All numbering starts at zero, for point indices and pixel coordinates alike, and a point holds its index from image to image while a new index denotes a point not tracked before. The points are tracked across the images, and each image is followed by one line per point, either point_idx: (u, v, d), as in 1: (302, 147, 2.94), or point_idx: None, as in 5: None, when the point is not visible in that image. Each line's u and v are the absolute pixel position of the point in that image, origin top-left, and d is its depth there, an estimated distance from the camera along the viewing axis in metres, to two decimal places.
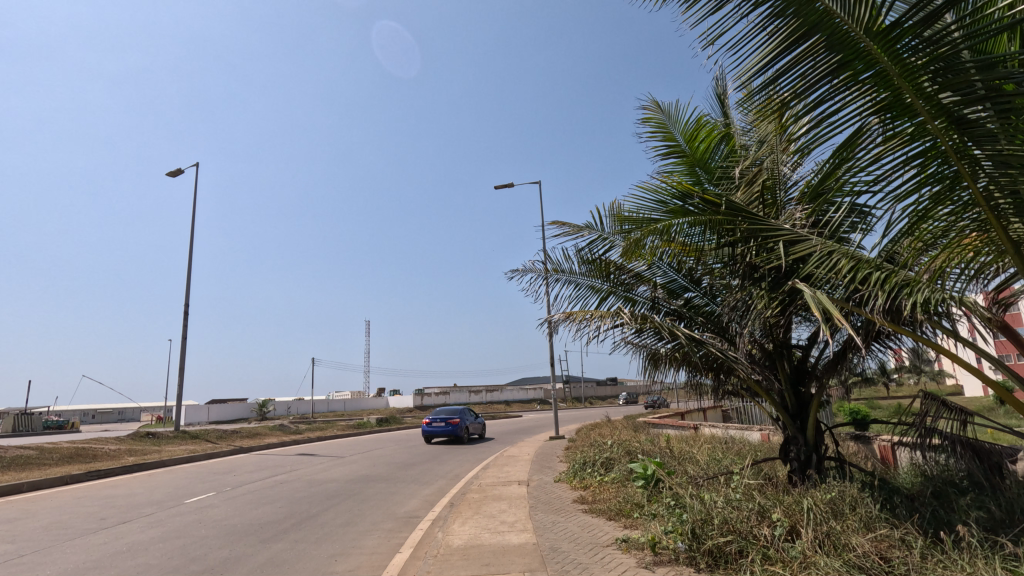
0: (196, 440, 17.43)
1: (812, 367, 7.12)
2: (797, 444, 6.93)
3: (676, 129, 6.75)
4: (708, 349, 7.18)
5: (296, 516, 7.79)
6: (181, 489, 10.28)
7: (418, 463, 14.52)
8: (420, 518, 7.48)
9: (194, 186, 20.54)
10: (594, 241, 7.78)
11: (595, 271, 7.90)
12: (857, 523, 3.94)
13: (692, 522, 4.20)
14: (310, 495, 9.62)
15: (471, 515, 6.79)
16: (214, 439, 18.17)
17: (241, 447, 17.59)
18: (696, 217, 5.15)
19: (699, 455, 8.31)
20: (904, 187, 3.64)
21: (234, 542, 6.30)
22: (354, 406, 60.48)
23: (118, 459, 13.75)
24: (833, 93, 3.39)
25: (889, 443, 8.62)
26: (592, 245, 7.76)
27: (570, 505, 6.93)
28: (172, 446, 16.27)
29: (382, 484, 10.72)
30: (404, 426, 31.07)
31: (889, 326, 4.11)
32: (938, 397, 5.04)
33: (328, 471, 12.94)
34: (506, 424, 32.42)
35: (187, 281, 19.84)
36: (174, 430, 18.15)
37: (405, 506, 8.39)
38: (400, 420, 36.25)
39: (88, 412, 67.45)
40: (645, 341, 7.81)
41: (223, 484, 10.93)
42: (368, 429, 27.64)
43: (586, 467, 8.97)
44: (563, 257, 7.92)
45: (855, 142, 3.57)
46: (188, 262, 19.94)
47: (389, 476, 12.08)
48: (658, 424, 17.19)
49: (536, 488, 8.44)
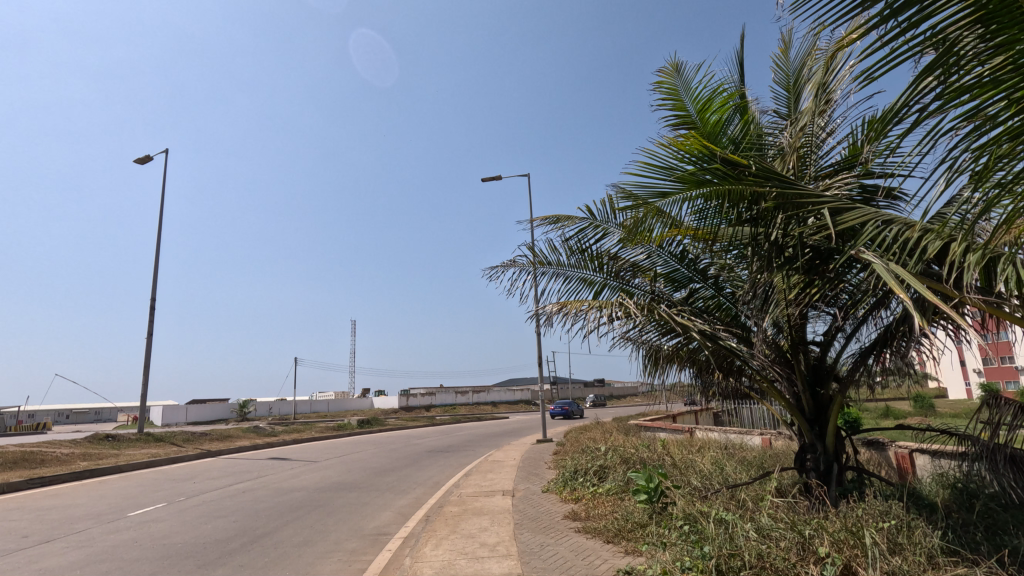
0: (161, 443, 16.35)
1: (832, 366, 6.39)
2: (817, 453, 6.19)
3: (688, 97, 6.00)
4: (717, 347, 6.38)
5: (250, 533, 6.89)
6: (129, 499, 9.29)
7: (397, 468, 13.62)
8: (390, 536, 6.60)
9: (163, 174, 19.41)
10: (584, 228, 6.94)
11: (587, 261, 7.07)
12: (925, 559, 3.17)
13: (716, 557, 3.46)
14: (272, 507, 8.69)
15: (447, 535, 5.94)
16: (181, 441, 17.09)
17: (209, 450, 16.53)
18: (713, 186, 4.25)
19: (703, 464, 7.53)
20: (990, 137, 2.85)
21: (166, 568, 5.40)
22: (338, 407, 59.21)
23: (69, 465, 12.67)
24: (902, 8, 2.61)
25: (907, 450, 7.88)
26: (581, 234, 6.92)
27: (561, 522, 6.09)
28: (132, 449, 15.19)
29: (354, 494, 9.81)
30: (387, 427, 30.14)
31: (984, 306, 3.27)
32: (1019, 403, 4.23)
33: (298, 478, 11.98)
34: (491, 425, 31.53)
35: (153, 275, 18.71)
36: (136, 432, 17.03)
37: (375, 520, 7.51)
38: (384, 421, 35.26)
39: (61, 413, 65.38)
40: (645, 339, 6.99)
41: (178, 493, 9.96)
42: (348, 430, 26.64)
43: (576, 476, 8.15)
44: (550, 247, 7.09)
45: (934, 70, 2.76)
46: (156, 255, 18.78)
47: (363, 483, 11.17)
48: (650, 426, 16.45)
49: (522, 500, 7.60)
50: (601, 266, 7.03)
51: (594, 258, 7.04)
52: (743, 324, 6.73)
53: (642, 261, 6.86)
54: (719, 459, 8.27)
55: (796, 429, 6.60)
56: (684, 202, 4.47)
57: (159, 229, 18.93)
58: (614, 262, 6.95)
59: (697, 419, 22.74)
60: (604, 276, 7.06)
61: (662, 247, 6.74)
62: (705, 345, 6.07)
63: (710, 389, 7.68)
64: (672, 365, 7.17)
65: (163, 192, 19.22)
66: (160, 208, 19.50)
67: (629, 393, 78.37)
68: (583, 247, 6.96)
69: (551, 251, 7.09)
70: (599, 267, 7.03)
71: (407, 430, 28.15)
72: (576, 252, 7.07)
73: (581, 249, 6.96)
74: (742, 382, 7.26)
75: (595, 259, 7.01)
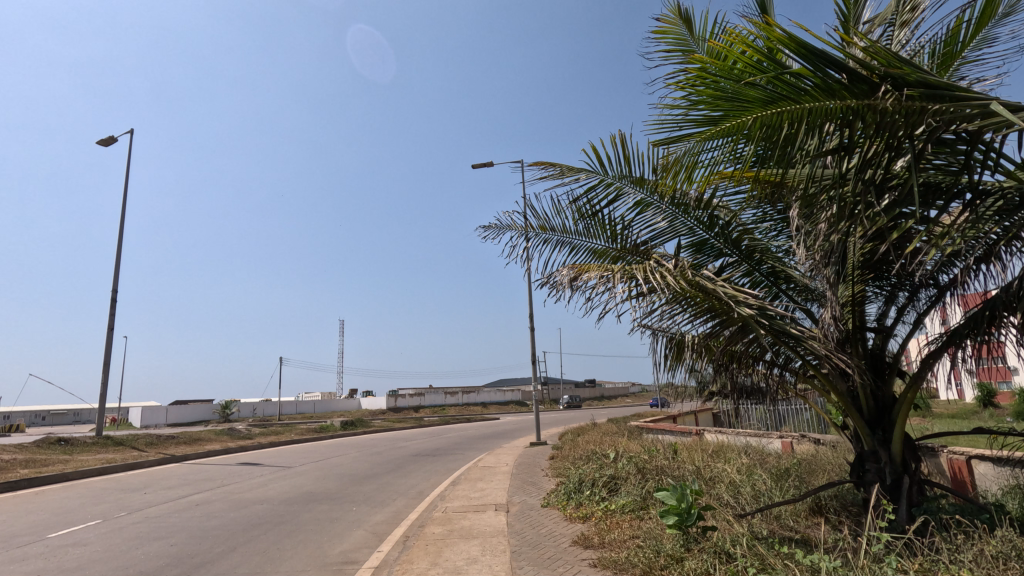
0: (119, 448, 14.93)
1: (896, 356, 5.23)
2: (881, 462, 5.05)
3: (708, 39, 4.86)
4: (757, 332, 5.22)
5: (186, 562, 5.62)
6: (60, 515, 7.97)
7: (379, 475, 12.36)
8: (357, 565, 5.37)
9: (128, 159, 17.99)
10: (593, 187, 5.78)
11: (598, 228, 5.92)
12: None
13: None
14: (225, 525, 7.42)
15: (427, 568, 4.72)
16: (143, 445, 15.68)
17: (174, 455, 15.15)
18: (794, 97, 3.08)
19: (727, 475, 6.43)
20: None
21: None
22: (324, 406, 57.67)
23: (6, 472, 11.26)
24: None
25: (965, 457, 6.81)
26: (591, 193, 5.77)
27: (569, 551, 4.90)
28: (86, 455, 13.77)
29: (324, 507, 8.57)
30: (371, 429, 28.78)
31: None
32: None
33: (265, 486, 10.70)
34: (480, 427, 30.15)
35: (115, 263, 17.27)
36: (94, 436, 15.59)
37: (342, 544, 6.25)
38: (370, 422, 33.95)
39: (36, 413, 63.18)
40: (666, 324, 5.83)
41: (120, 507, 8.61)
42: (330, 433, 25.23)
43: (581, 489, 6.95)
44: (554, 209, 5.95)
45: None
46: (118, 245, 17.27)
47: (337, 493, 9.93)
48: (653, 428, 15.32)
49: (519, 519, 6.37)
50: (615, 234, 5.86)
51: (606, 225, 5.90)
52: (785, 306, 5.60)
53: (662, 230, 5.64)
54: (744, 468, 7.14)
55: (851, 434, 5.44)
56: (748, 125, 3.29)
57: (122, 217, 17.41)
58: (628, 230, 5.79)
59: (698, 420, 21.78)
60: (618, 246, 5.88)
61: (687, 211, 5.54)
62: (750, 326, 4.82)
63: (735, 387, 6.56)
64: (698, 356, 5.94)
65: (127, 176, 17.76)
66: (124, 192, 18.04)
67: (621, 394, 77.70)
68: (594, 211, 5.77)
69: (554, 213, 5.96)
70: (612, 237, 5.88)
71: (392, 432, 26.78)
72: (585, 217, 5.92)
73: (591, 213, 5.80)
74: (778, 378, 6.06)
75: (608, 225, 5.86)
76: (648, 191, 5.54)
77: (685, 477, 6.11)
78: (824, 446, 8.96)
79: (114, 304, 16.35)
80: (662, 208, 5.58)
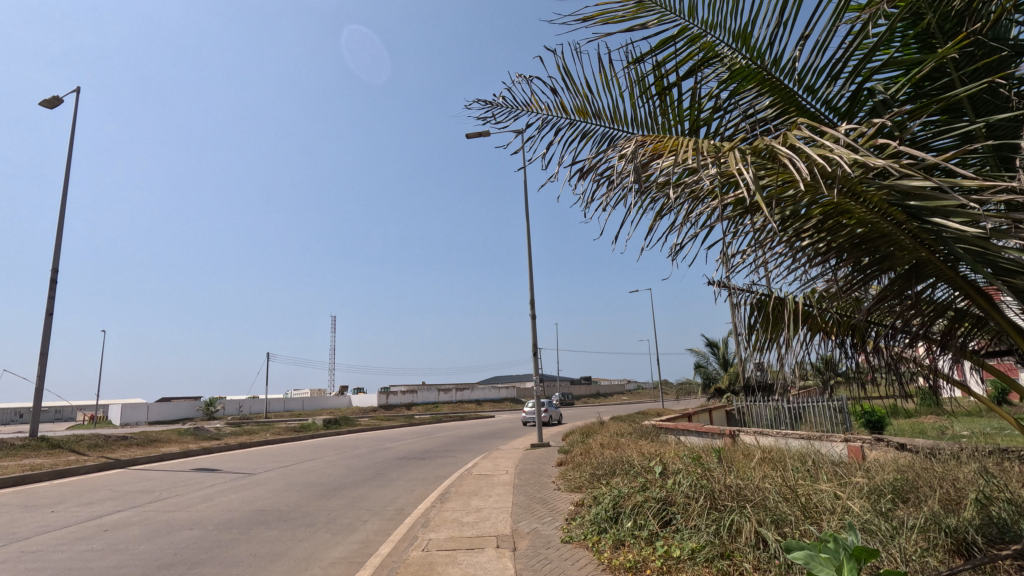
0: (55, 451, 12.78)
1: None
2: None
3: None
4: (949, 276, 2.89)
5: None
6: None
7: (354, 484, 10.33)
8: None
9: (74, 123, 15.85)
10: (671, 40, 3.27)
11: (668, 111, 3.33)
12: None
13: None
14: (121, 567, 5.38)
15: None
16: (85, 448, 13.52)
17: (120, 459, 13.00)
18: None
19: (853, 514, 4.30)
20: None
21: None
22: (313, 405, 55.46)
23: None
24: None
25: None
26: (667, 44, 3.25)
27: None
28: (9, 461, 11.62)
29: (271, 534, 6.55)
30: (358, 427, 26.74)
31: None
32: None
33: (207, 503, 8.62)
34: (475, 426, 28.13)
35: (55, 239, 14.96)
36: (29, 436, 13.46)
37: None
38: (358, 420, 31.90)
39: (13, 412, 60.67)
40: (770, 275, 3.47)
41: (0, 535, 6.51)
42: (312, 432, 23.16)
43: (620, 518, 4.95)
44: (603, 75, 3.26)
45: None
46: (62, 219, 15.11)
47: (293, 511, 7.90)
48: (673, 427, 13.41)
49: (535, 568, 4.34)
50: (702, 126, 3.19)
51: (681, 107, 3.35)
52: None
53: (767, 120, 3.35)
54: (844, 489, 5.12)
55: None
56: None
57: (65, 187, 15.19)
58: (718, 113, 3.35)
59: (711, 420, 20.06)
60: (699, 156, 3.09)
61: (812, 86, 3.27)
62: (976, 264, 2.44)
63: (858, 375, 4.36)
64: (804, 327, 3.96)
65: (72, 144, 15.60)
66: (69, 161, 15.81)
67: (618, 392, 76.15)
68: (663, 81, 3.29)
69: (602, 86, 3.31)
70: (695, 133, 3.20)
71: (378, 431, 24.68)
72: (654, 94, 3.31)
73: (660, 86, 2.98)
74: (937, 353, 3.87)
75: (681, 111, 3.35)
76: (753, 49, 3.27)
77: (790, 521, 4.01)
78: (919, 454, 6.92)
79: (53, 286, 14.11)
80: (768, 80, 3.31)
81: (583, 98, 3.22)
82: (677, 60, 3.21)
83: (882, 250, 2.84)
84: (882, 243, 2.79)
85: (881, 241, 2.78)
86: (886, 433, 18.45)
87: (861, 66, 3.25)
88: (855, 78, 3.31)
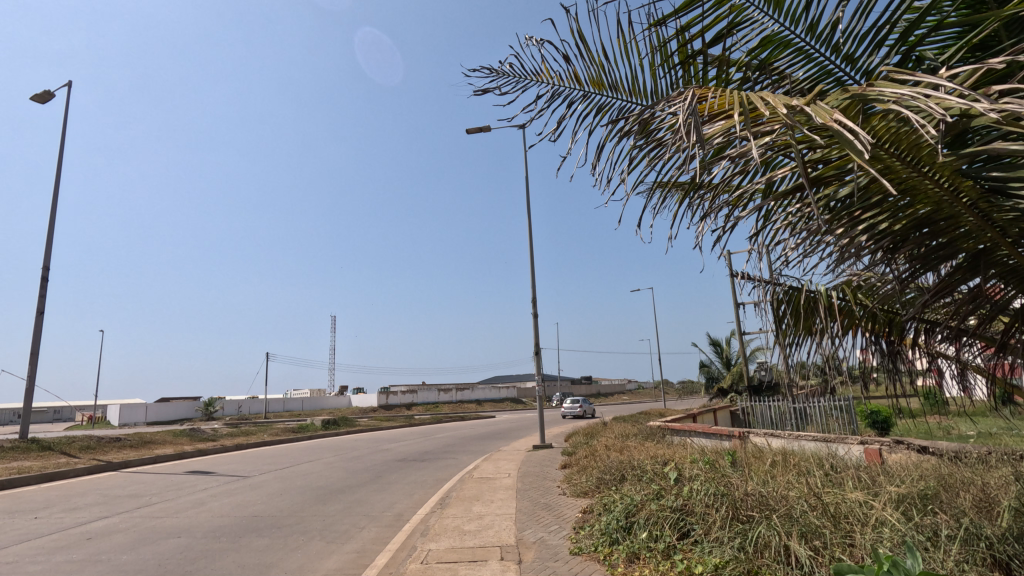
0: (44, 454, 12.43)
1: None
2: None
3: None
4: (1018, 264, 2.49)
5: None
6: None
7: (350, 488, 9.99)
8: None
9: (66, 118, 15.53)
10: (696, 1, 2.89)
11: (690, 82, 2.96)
12: None
13: None
14: None
15: None
16: (76, 450, 13.18)
17: (112, 461, 12.64)
18: None
19: (891, 528, 3.92)
20: None
21: None
22: (312, 405, 55.17)
23: None
24: None
25: None
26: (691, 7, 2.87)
27: None
28: None
29: (261, 543, 6.21)
30: (357, 428, 26.40)
31: None
32: None
33: (197, 508, 8.28)
34: (476, 426, 27.83)
35: (46, 236, 14.63)
36: (18, 438, 13.11)
37: None
38: (357, 421, 31.57)
39: (11, 412, 60.35)
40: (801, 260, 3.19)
41: None
42: (310, 433, 22.83)
43: (633, 530, 4.62)
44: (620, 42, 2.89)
45: None
46: (53, 215, 14.78)
47: (287, 517, 7.56)
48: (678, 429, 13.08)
49: None
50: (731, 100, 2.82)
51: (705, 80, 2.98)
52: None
53: (802, 93, 2.98)
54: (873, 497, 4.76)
55: None
56: None
57: (55, 183, 14.86)
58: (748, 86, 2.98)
59: (715, 420, 19.76)
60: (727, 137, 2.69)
61: (852, 55, 2.91)
62: None
63: (897, 375, 4.01)
64: (836, 319, 3.66)
65: (64, 139, 15.28)
66: (61, 156, 15.50)
67: (619, 392, 75.90)
68: (687, 50, 2.91)
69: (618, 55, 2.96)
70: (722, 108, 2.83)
71: (377, 432, 24.35)
72: (677, 64, 2.93)
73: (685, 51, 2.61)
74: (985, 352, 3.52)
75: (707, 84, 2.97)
76: (788, 14, 2.90)
77: (824, 536, 3.66)
78: (942, 457, 6.58)
79: (44, 284, 13.74)
80: (803, 49, 2.94)
81: (599, 67, 2.85)
82: (703, 25, 2.84)
83: (945, 236, 2.36)
84: (949, 228, 2.31)
85: (946, 223, 2.31)
86: (892, 433, 18.19)
87: (909, 32, 2.88)
88: (901, 47, 2.94)
